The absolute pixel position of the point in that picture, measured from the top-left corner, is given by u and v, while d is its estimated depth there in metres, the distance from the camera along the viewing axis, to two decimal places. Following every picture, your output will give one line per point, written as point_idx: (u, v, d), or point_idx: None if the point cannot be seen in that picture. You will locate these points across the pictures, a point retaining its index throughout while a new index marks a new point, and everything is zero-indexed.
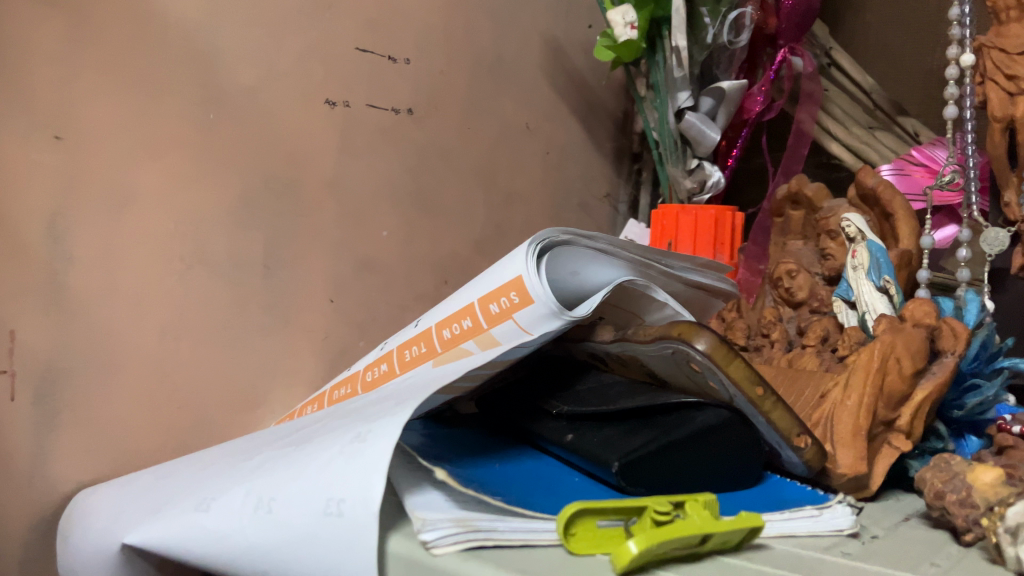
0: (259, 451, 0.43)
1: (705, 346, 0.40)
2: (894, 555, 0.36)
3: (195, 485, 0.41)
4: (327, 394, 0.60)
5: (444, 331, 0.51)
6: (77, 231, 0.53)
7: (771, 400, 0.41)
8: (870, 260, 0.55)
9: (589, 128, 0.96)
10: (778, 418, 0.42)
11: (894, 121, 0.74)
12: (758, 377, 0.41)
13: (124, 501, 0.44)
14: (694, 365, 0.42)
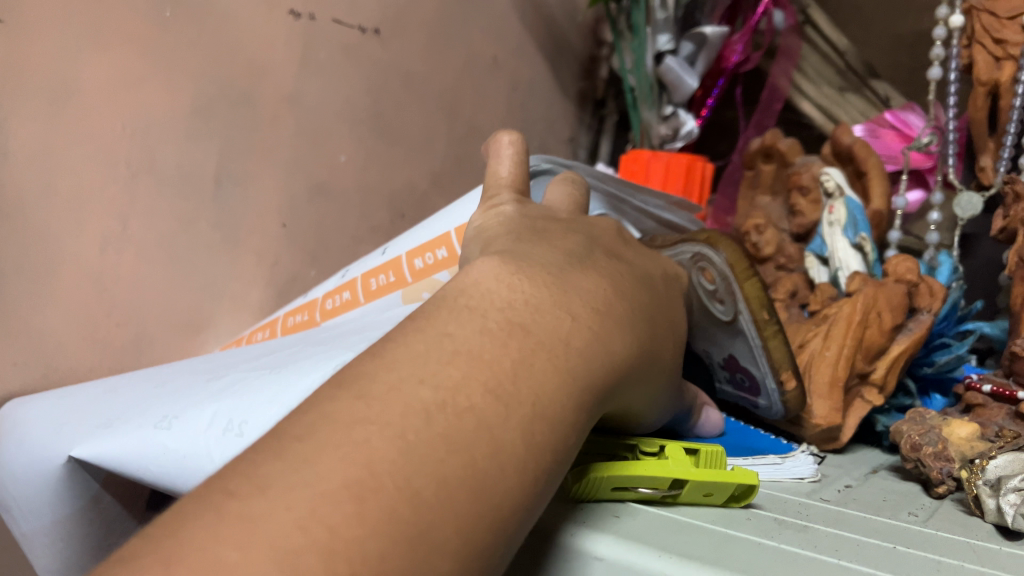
0: (225, 374, 0.40)
1: (726, 254, 0.38)
2: (871, 503, 0.36)
3: (153, 405, 0.38)
4: (279, 321, 0.57)
5: (416, 261, 0.47)
6: (14, 122, 0.48)
7: (773, 329, 0.39)
8: (847, 217, 0.55)
9: (554, 67, 0.93)
10: (774, 348, 0.40)
11: (866, 84, 0.71)
12: (769, 302, 0.39)
13: (65, 417, 0.40)
14: (704, 274, 0.40)
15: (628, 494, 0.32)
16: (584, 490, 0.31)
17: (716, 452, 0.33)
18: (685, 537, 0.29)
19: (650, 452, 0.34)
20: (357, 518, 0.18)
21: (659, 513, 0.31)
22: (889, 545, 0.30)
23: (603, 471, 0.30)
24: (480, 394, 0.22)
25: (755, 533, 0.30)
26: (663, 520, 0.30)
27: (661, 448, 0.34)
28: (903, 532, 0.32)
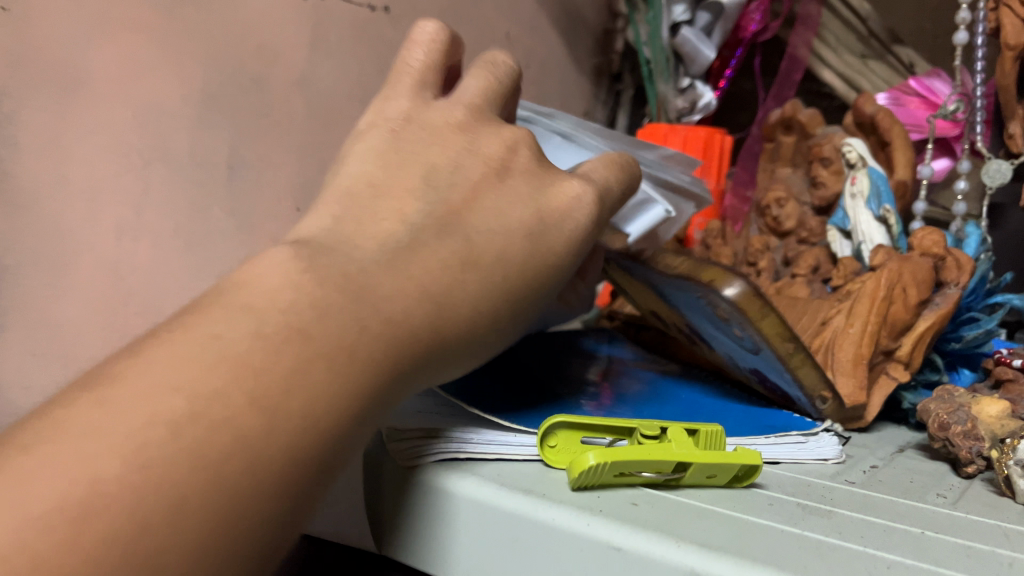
0: None
1: (735, 296, 0.36)
2: (899, 484, 0.35)
3: None
4: None
5: None
6: (24, 114, 0.47)
7: (800, 357, 0.38)
8: (870, 188, 0.53)
9: (568, 42, 0.92)
10: (804, 375, 0.39)
11: (889, 50, 0.69)
12: (792, 334, 0.37)
13: None
14: (720, 311, 0.38)
15: (633, 479, 0.31)
16: (586, 478, 0.30)
17: (716, 432, 0.32)
18: (707, 524, 0.28)
19: (650, 435, 0.32)
20: (63, 544, 0.20)
21: (668, 497, 0.30)
22: (918, 530, 0.30)
23: (603, 456, 0.29)
24: (239, 401, 0.24)
25: (778, 519, 0.29)
26: (677, 505, 0.30)
27: (662, 430, 0.33)
28: (933, 514, 0.32)
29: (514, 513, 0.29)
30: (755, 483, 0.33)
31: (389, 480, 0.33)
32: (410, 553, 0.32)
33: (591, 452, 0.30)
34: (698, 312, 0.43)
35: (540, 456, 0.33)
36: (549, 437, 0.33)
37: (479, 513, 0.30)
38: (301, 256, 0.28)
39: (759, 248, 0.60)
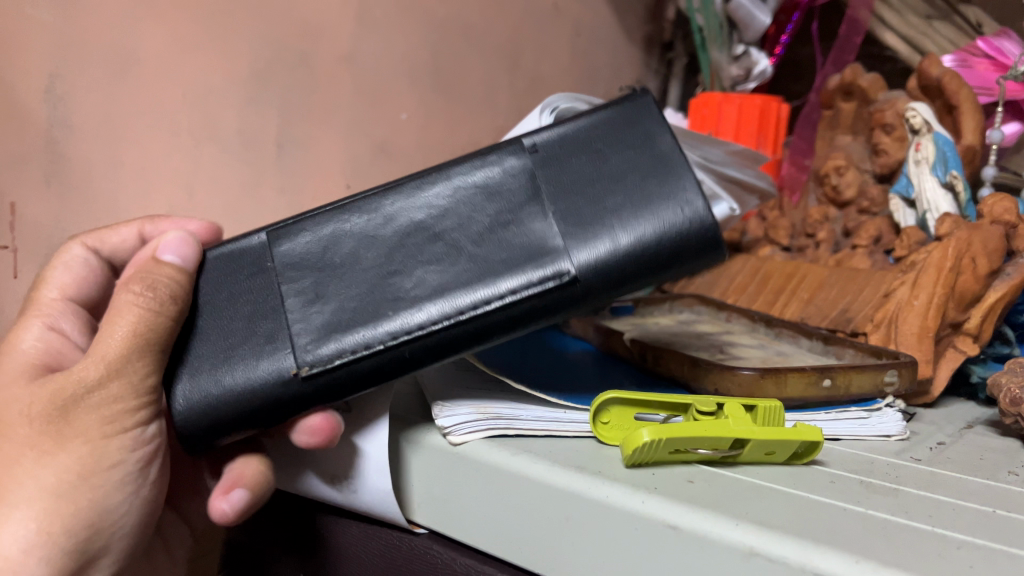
0: None
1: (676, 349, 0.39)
2: (967, 462, 0.34)
3: None
4: None
5: None
6: (77, 97, 0.48)
7: (842, 375, 0.36)
8: (936, 154, 0.50)
9: (619, 11, 0.90)
10: (856, 385, 0.36)
11: (955, 10, 0.66)
12: (821, 369, 0.36)
13: None
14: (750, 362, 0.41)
15: (687, 456, 0.30)
16: (641, 455, 0.29)
17: (775, 408, 0.31)
18: (765, 503, 0.27)
19: (706, 411, 0.31)
20: None
21: (724, 474, 0.30)
22: (988, 509, 0.28)
23: (658, 432, 0.29)
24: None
25: (838, 497, 0.28)
26: (735, 481, 0.29)
27: (718, 406, 0.32)
28: (1003, 493, 0.30)
29: (566, 491, 0.28)
30: (816, 460, 0.32)
31: (431, 457, 0.33)
32: (456, 526, 0.32)
33: (644, 428, 0.29)
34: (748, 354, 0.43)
35: (592, 434, 0.33)
36: (602, 414, 0.33)
37: (531, 490, 0.29)
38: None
39: (817, 220, 0.59)
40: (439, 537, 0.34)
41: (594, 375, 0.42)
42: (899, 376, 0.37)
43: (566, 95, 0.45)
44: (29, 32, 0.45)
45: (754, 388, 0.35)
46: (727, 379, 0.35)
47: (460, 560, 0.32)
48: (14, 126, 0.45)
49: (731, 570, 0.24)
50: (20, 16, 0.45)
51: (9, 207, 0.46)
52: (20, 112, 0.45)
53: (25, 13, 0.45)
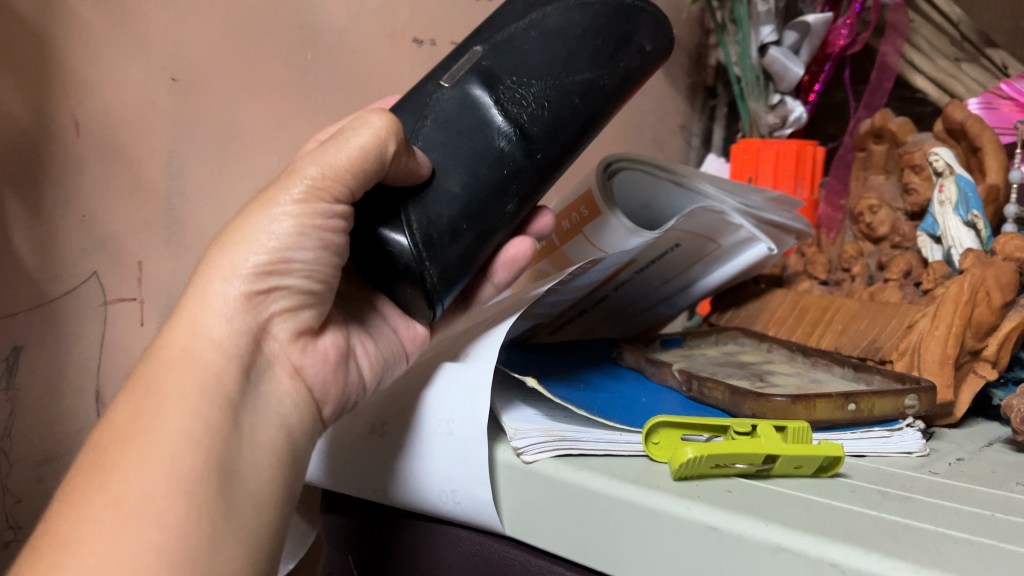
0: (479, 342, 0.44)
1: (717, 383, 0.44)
2: (980, 475, 0.38)
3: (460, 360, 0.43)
4: None
5: (562, 222, 0.53)
6: (191, 167, 0.56)
7: (865, 398, 0.41)
8: (958, 195, 0.55)
9: (664, 61, 0.96)
10: (878, 408, 0.41)
11: (982, 53, 0.71)
12: (845, 395, 0.40)
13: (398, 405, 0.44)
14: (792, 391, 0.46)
15: (727, 470, 0.35)
16: (687, 469, 0.34)
17: (802, 427, 0.36)
18: (793, 508, 0.32)
19: (743, 431, 0.37)
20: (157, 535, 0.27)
21: (760, 485, 0.35)
22: (988, 512, 0.33)
23: (700, 450, 0.34)
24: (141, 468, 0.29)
25: (856, 503, 0.33)
26: (768, 491, 0.34)
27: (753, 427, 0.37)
28: (1007, 500, 0.35)
29: (624, 501, 0.34)
30: (842, 474, 0.37)
31: (507, 474, 0.38)
32: (531, 536, 0.38)
33: (688, 446, 0.35)
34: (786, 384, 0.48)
35: (645, 453, 0.38)
36: (653, 435, 0.38)
37: (593, 501, 0.35)
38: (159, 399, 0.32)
39: (852, 255, 0.64)
40: (514, 542, 0.39)
41: (639, 398, 0.48)
42: (921, 395, 0.42)
43: (621, 153, 0.50)
44: (151, 118, 0.53)
45: (786, 411, 0.40)
46: (762, 404, 0.41)
47: (532, 561, 0.38)
48: (140, 196, 0.53)
49: (763, 562, 0.30)
50: (144, 102, 0.52)
51: (136, 265, 0.53)
52: (145, 185, 0.53)
53: (148, 99, 0.53)
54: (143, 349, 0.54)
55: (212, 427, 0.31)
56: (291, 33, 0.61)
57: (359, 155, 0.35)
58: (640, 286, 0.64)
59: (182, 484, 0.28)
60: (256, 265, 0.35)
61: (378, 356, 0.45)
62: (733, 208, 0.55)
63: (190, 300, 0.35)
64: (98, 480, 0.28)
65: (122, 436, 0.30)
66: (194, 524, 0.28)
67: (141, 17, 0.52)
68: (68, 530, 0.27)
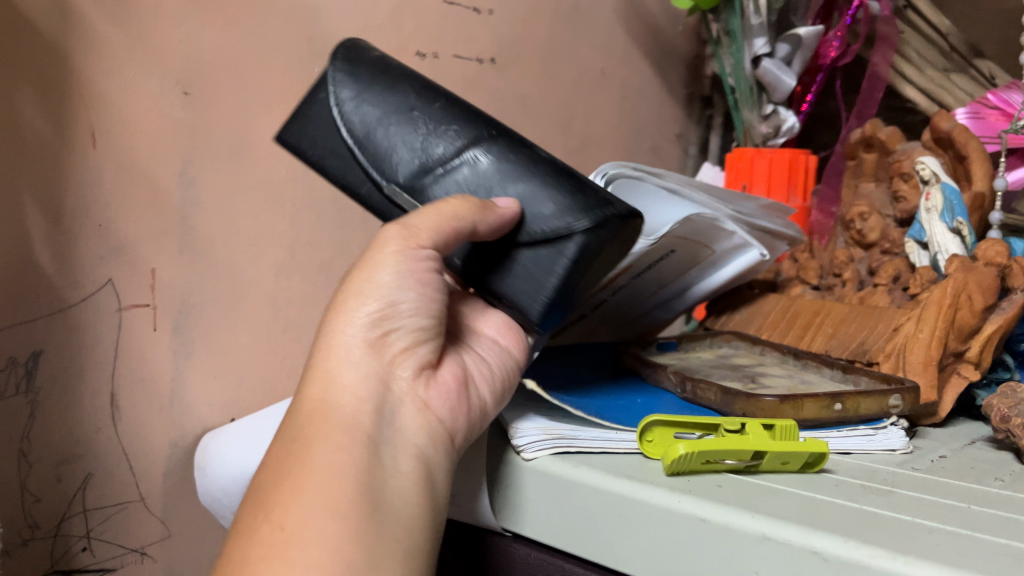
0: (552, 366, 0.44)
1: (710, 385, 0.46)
2: (960, 470, 0.40)
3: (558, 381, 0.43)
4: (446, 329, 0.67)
5: None
6: (203, 178, 0.58)
7: (851, 397, 0.43)
8: (943, 203, 0.57)
9: (661, 72, 0.99)
10: (864, 407, 0.43)
11: (970, 64, 0.73)
12: (832, 395, 0.42)
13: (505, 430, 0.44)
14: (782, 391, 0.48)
15: (717, 466, 0.37)
16: (680, 465, 0.36)
17: (789, 426, 0.38)
18: (780, 501, 0.34)
19: (733, 429, 0.38)
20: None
21: (748, 480, 0.37)
22: (965, 505, 0.35)
23: (692, 446, 0.36)
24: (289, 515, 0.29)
25: (840, 497, 0.35)
26: (756, 486, 0.36)
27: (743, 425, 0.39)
28: (984, 493, 0.37)
29: (620, 496, 0.36)
30: (827, 470, 0.39)
31: (510, 471, 0.40)
32: (532, 529, 0.40)
33: (681, 442, 0.36)
34: (778, 385, 0.49)
35: (640, 450, 0.40)
36: (647, 433, 0.40)
37: (590, 496, 0.37)
38: (320, 437, 0.32)
39: (843, 261, 0.66)
40: (518, 537, 0.41)
41: (636, 399, 0.50)
42: (904, 392, 0.44)
43: (615, 163, 0.51)
44: (165, 129, 0.55)
45: (775, 411, 0.42)
46: (752, 404, 0.42)
47: (532, 554, 0.40)
48: (154, 205, 0.55)
49: (751, 551, 0.31)
50: (159, 115, 0.54)
51: (150, 272, 0.55)
52: (159, 195, 0.55)
53: (162, 111, 0.54)
54: (157, 353, 0.56)
55: (359, 458, 0.32)
56: (299, 47, 0.63)
57: (444, 220, 0.36)
58: (638, 292, 0.66)
59: (335, 537, 0.29)
60: (371, 315, 0.36)
61: (501, 376, 0.42)
62: (724, 214, 0.57)
63: (321, 354, 0.36)
64: (264, 513, 0.30)
65: (283, 475, 0.31)
66: (354, 544, 0.29)
67: (156, 34, 0.54)
68: (247, 553, 0.28)
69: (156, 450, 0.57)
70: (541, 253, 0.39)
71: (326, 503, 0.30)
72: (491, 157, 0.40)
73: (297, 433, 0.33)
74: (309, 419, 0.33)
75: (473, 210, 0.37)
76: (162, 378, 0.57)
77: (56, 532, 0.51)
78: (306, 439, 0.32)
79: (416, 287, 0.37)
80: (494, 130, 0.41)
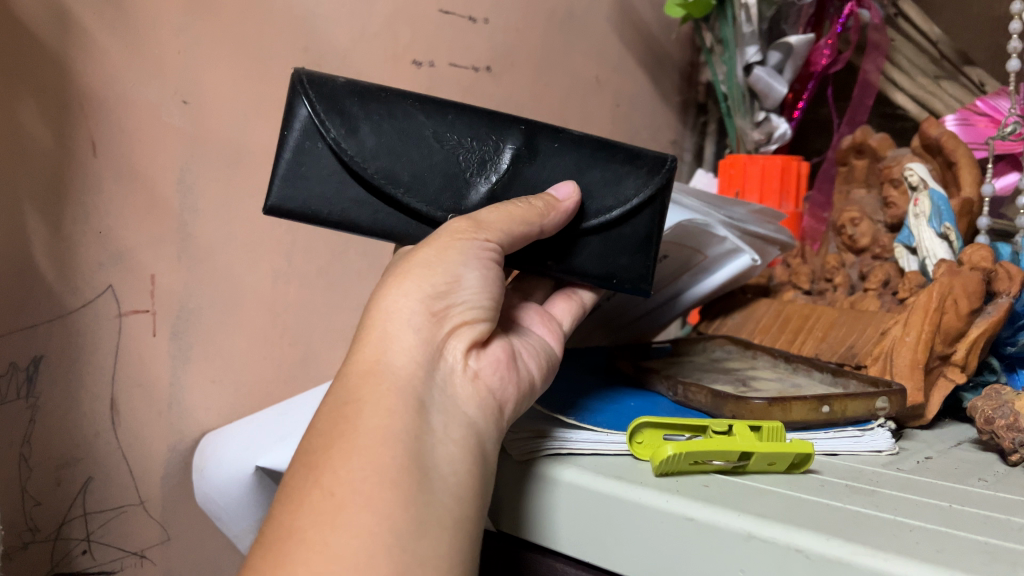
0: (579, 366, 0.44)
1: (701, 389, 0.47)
2: (945, 470, 0.41)
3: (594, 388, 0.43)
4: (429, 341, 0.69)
5: None
6: (201, 185, 0.59)
7: (840, 400, 0.43)
8: (931, 208, 0.58)
9: (655, 79, 1.00)
10: (852, 409, 0.43)
11: (960, 71, 0.74)
12: (820, 398, 0.43)
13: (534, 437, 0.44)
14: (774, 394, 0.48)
15: (705, 467, 0.38)
16: (668, 466, 0.37)
17: (776, 427, 0.39)
18: (766, 501, 0.35)
19: (720, 431, 0.39)
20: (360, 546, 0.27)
21: (735, 480, 0.37)
22: (947, 504, 0.35)
23: (680, 447, 0.37)
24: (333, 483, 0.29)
25: (825, 496, 0.36)
26: (742, 486, 0.37)
27: (731, 427, 0.40)
28: (967, 493, 0.37)
29: (611, 496, 0.36)
30: (813, 470, 0.40)
31: (506, 473, 0.41)
32: (530, 531, 0.40)
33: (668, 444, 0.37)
34: (769, 389, 0.50)
35: (630, 452, 0.41)
36: (637, 435, 0.41)
37: (582, 497, 0.38)
38: (369, 399, 0.32)
39: (834, 265, 0.67)
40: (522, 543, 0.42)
41: (629, 402, 0.50)
42: (892, 395, 0.44)
43: None
44: (164, 137, 0.56)
45: (763, 413, 0.42)
46: (741, 406, 0.43)
47: (534, 558, 0.41)
48: (153, 212, 0.56)
49: (736, 549, 0.32)
50: (158, 123, 0.55)
51: (150, 278, 0.56)
52: (158, 202, 0.56)
53: (161, 120, 0.55)
54: (155, 358, 0.57)
55: (408, 422, 0.31)
56: (297, 56, 0.64)
57: (510, 221, 0.39)
58: (631, 298, 0.67)
59: (380, 508, 0.28)
60: (428, 292, 0.36)
61: (544, 357, 0.43)
62: (717, 219, 0.57)
63: (376, 319, 0.35)
64: (313, 479, 0.29)
65: (330, 440, 0.30)
66: (401, 513, 0.28)
67: (155, 44, 0.55)
68: (293, 521, 0.28)
69: (155, 455, 0.58)
70: (610, 235, 0.44)
71: (371, 468, 0.29)
72: (523, 150, 0.43)
73: (352, 398, 0.32)
74: (358, 381, 0.33)
75: (537, 215, 0.40)
76: (161, 383, 0.58)
77: (55, 535, 0.51)
78: (361, 400, 0.32)
79: (476, 269, 0.37)
80: (521, 124, 0.43)
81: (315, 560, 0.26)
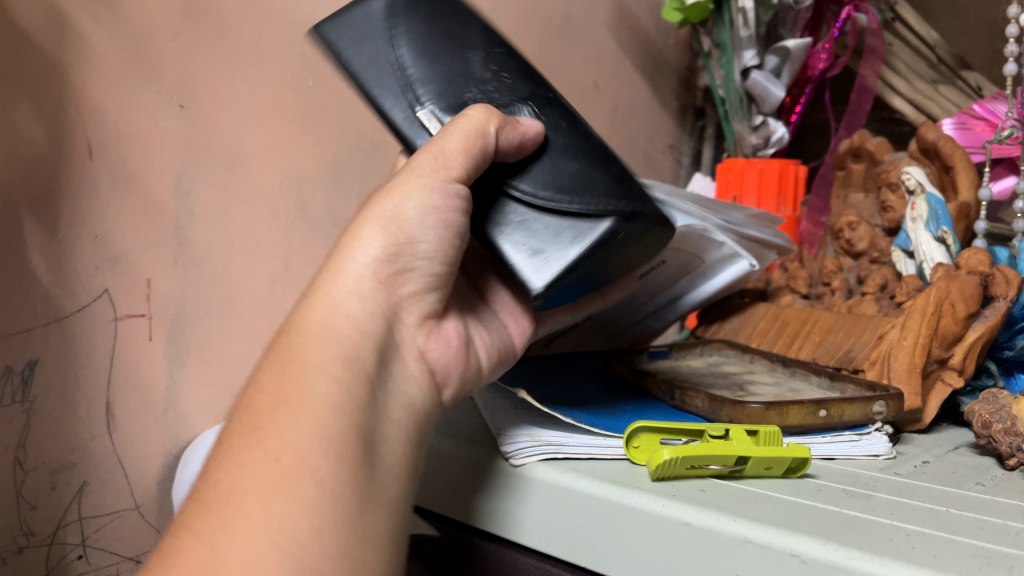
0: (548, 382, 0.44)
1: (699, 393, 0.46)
2: (942, 475, 0.41)
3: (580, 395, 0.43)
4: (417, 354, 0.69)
5: None
6: (198, 189, 0.58)
7: (836, 404, 0.43)
8: (928, 213, 0.58)
9: (653, 83, 1.00)
10: (849, 413, 0.43)
11: (957, 75, 0.74)
12: (817, 402, 0.43)
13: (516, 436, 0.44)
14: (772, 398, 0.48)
15: (702, 472, 0.38)
16: (664, 470, 0.37)
17: (773, 432, 0.39)
18: (762, 506, 0.35)
19: (717, 435, 0.39)
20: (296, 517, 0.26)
21: (732, 485, 0.37)
22: (944, 508, 0.35)
23: (677, 451, 0.36)
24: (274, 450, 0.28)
25: (822, 501, 0.36)
26: (739, 491, 0.36)
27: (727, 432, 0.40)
28: (965, 498, 0.37)
29: (606, 501, 0.36)
30: (810, 475, 0.39)
31: (500, 475, 0.41)
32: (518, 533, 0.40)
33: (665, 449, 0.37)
34: (766, 393, 0.50)
35: (626, 457, 0.41)
36: (634, 439, 0.41)
37: (576, 501, 0.37)
38: (318, 362, 0.31)
39: (832, 270, 0.67)
40: (507, 542, 0.41)
41: (626, 407, 0.50)
42: (889, 398, 0.44)
43: None
44: (161, 141, 0.56)
45: (760, 417, 0.42)
46: (738, 411, 0.43)
47: (518, 558, 0.40)
48: (150, 216, 0.56)
49: (733, 555, 0.32)
50: (155, 127, 0.55)
51: (147, 282, 0.56)
52: (154, 206, 0.56)
53: (158, 124, 0.55)
54: (152, 362, 0.57)
55: (355, 396, 0.31)
56: (294, 60, 0.64)
57: (471, 139, 0.37)
58: (627, 302, 0.67)
59: (319, 481, 0.28)
60: (383, 250, 0.35)
61: (495, 346, 0.44)
62: (715, 222, 0.57)
63: (328, 274, 0.35)
64: (249, 443, 0.28)
65: (273, 400, 0.30)
66: (339, 489, 0.28)
67: (153, 48, 0.55)
68: (227, 486, 0.27)
69: (151, 460, 0.58)
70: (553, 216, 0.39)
71: (312, 440, 0.28)
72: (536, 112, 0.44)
73: (286, 353, 0.32)
74: (299, 337, 0.32)
75: (490, 119, 0.37)
76: (157, 387, 0.58)
77: (51, 540, 0.51)
78: (296, 360, 0.31)
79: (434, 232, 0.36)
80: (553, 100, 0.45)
81: (244, 531, 0.25)
